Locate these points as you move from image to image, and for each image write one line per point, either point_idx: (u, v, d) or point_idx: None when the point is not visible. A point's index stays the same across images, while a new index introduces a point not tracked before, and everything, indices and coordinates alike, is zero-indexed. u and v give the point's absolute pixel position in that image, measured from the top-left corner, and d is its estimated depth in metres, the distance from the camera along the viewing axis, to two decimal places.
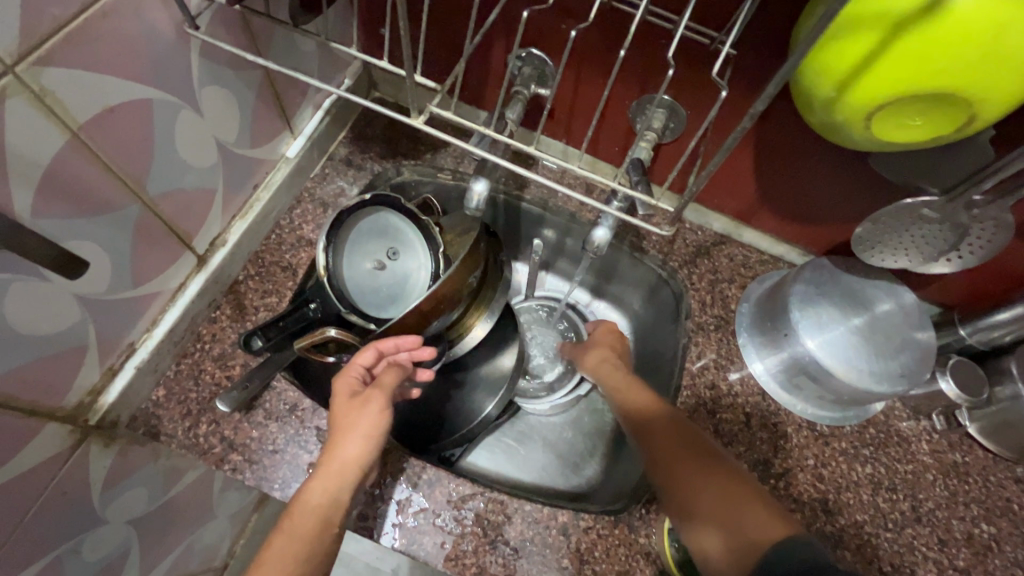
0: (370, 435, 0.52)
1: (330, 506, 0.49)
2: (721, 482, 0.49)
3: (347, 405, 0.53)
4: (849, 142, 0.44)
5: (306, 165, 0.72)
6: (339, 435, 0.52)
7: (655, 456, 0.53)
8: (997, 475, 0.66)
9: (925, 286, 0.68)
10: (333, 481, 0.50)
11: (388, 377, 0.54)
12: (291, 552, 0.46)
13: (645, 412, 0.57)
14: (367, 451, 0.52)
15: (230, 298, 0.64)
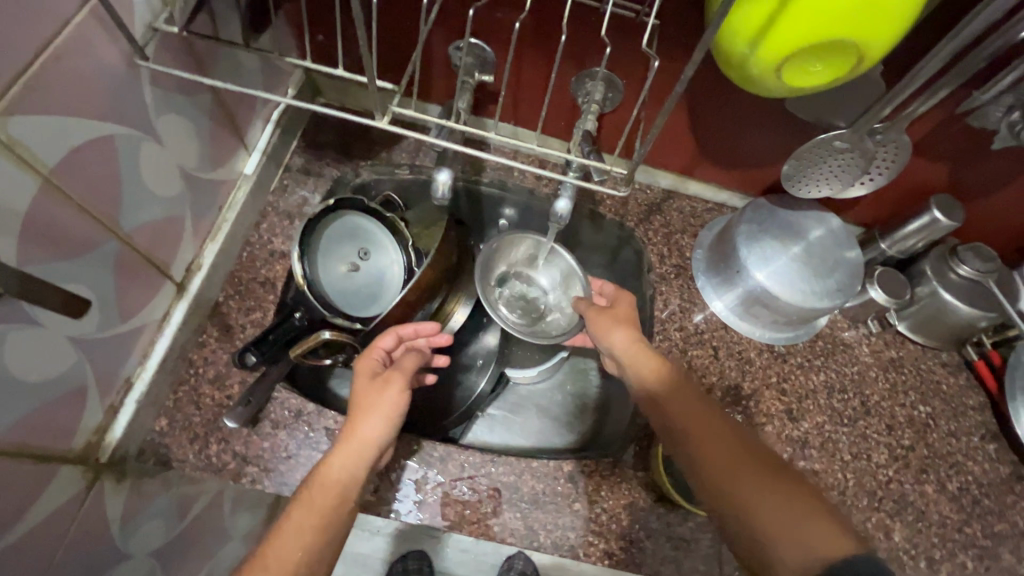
0: (391, 416, 0.55)
1: (351, 480, 0.53)
2: (780, 491, 0.46)
3: (369, 387, 0.57)
4: (765, 92, 0.50)
5: (265, 180, 0.73)
6: (360, 413, 0.55)
7: (704, 468, 0.50)
8: (926, 362, 0.77)
9: (847, 209, 0.77)
10: (355, 455, 0.53)
11: (410, 362, 0.59)
12: (311, 521, 0.49)
13: (686, 413, 0.54)
14: (388, 431, 0.55)
15: (214, 320, 0.66)
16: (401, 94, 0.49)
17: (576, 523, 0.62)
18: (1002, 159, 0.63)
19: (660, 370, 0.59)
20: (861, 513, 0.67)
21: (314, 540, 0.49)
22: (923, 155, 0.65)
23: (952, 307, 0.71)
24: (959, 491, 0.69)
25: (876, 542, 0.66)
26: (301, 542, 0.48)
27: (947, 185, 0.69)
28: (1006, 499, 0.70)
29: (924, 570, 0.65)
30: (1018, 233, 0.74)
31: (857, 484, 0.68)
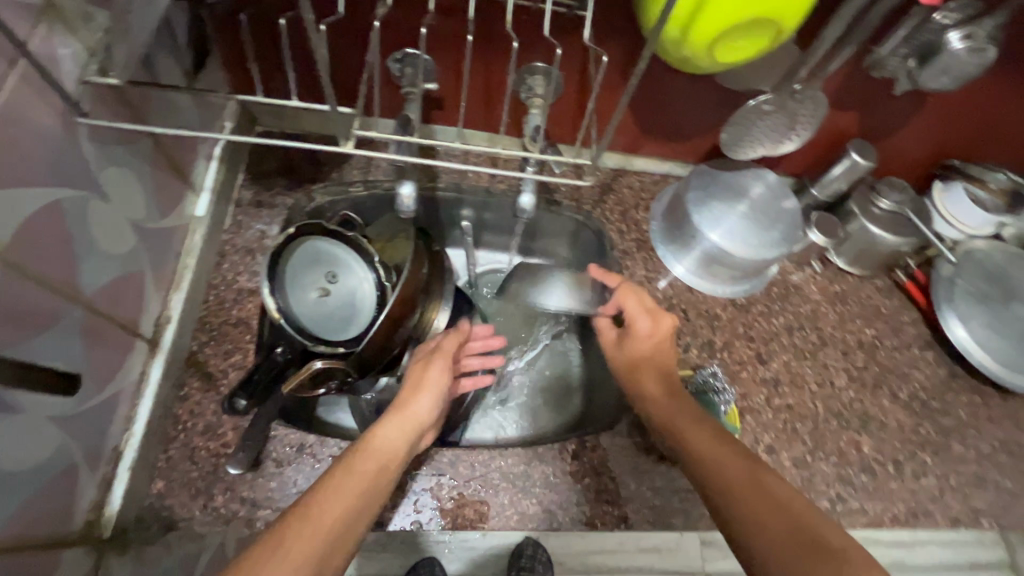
0: (434, 392, 0.61)
1: (395, 448, 0.56)
2: (756, 475, 0.50)
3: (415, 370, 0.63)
4: (699, 69, 0.54)
5: (218, 219, 0.71)
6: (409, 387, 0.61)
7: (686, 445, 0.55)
8: (865, 290, 0.85)
9: (778, 164, 0.84)
10: (400, 427, 0.57)
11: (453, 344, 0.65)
12: (354, 487, 0.50)
13: (660, 393, 0.63)
14: (429, 409, 0.61)
15: (192, 371, 0.64)
16: (361, 116, 0.50)
17: (588, 496, 0.66)
18: (901, 100, 0.71)
19: (645, 366, 0.67)
20: (833, 434, 0.74)
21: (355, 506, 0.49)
22: (835, 105, 0.72)
23: (882, 239, 0.79)
24: (909, 398, 0.78)
25: (849, 457, 0.73)
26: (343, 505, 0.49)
27: (859, 129, 0.77)
28: (949, 396, 0.79)
29: (893, 472, 0.73)
30: (922, 164, 0.83)
31: (826, 409, 0.76)
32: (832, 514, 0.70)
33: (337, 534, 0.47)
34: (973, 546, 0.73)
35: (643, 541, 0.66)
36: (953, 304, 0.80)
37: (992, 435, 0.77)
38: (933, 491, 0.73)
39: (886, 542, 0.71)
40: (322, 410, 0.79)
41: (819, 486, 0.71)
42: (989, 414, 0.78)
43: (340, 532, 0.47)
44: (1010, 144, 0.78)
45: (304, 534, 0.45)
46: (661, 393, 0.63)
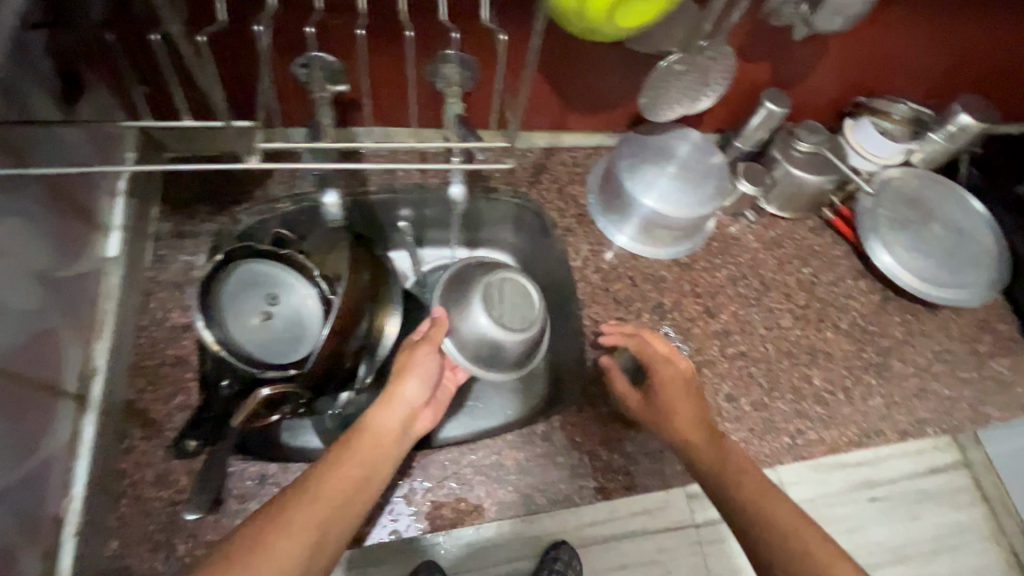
0: (422, 377, 0.64)
1: (392, 428, 0.59)
2: (793, 516, 0.53)
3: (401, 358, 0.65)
4: (604, 37, 0.54)
5: (136, 256, 0.67)
6: (398, 376, 0.63)
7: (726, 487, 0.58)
8: (798, 231, 0.89)
9: (701, 121, 0.85)
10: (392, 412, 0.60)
11: (436, 332, 0.67)
12: (352, 466, 0.53)
13: (703, 436, 0.63)
14: (420, 394, 0.64)
15: (133, 420, 0.60)
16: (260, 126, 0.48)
17: (564, 474, 0.66)
18: (807, 44, 0.74)
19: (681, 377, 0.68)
20: (786, 372, 0.78)
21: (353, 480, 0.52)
22: (747, 57, 0.74)
23: (807, 180, 0.82)
24: (850, 327, 0.83)
25: (803, 391, 0.77)
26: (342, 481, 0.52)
27: (772, 77, 0.79)
28: (884, 319, 0.84)
29: (844, 399, 0.77)
30: (834, 104, 0.86)
31: (777, 349, 0.79)
32: (796, 448, 0.73)
33: (337, 508, 0.50)
34: (929, 454, 0.87)
35: (634, 506, 0.72)
36: (878, 232, 0.84)
37: (926, 348, 0.83)
38: (881, 410, 0.78)
39: (852, 465, 0.83)
40: (288, 435, 0.78)
41: (779, 423, 0.74)
42: (922, 329, 0.84)
43: (340, 506, 0.50)
44: (912, 74, 0.82)
45: (309, 502, 0.48)
46: (684, 422, 0.64)
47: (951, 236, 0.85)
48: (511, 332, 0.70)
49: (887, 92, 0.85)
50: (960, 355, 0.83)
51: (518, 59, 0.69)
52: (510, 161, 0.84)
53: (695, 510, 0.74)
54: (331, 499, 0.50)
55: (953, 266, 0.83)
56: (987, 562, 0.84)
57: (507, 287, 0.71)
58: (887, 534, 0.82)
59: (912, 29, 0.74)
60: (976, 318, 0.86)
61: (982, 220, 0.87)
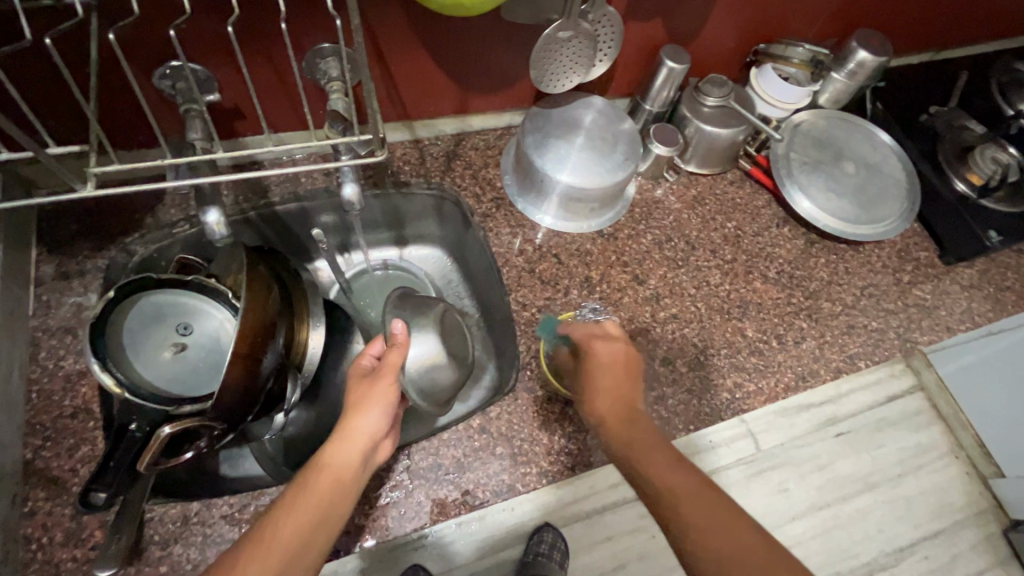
0: (386, 407, 0.55)
1: (354, 464, 0.52)
2: (736, 527, 0.48)
3: (361, 384, 0.56)
4: (475, 12, 0.52)
5: (15, 306, 0.62)
6: (356, 408, 0.55)
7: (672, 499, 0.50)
8: (719, 187, 0.89)
9: (607, 88, 0.84)
10: (352, 446, 0.52)
11: (394, 356, 0.58)
12: (304, 515, 0.48)
13: (619, 423, 0.56)
14: (386, 423, 0.55)
15: (34, 481, 0.57)
16: (98, 151, 0.45)
17: (503, 464, 0.65)
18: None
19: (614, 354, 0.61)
20: (719, 328, 0.78)
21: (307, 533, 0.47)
22: (636, 19, 0.73)
23: (718, 135, 0.81)
24: (778, 274, 0.83)
25: (737, 344, 0.77)
26: (294, 537, 0.46)
27: (667, 35, 0.78)
28: (810, 263, 0.85)
29: (777, 346, 0.78)
30: (736, 54, 0.86)
31: (708, 307, 0.79)
32: (734, 401, 0.74)
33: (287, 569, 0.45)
34: (888, 381, 0.82)
35: (611, 478, 0.68)
36: (793, 178, 0.85)
37: (853, 285, 0.84)
38: (814, 351, 0.79)
39: (816, 404, 0.78)
40: (227, 466, 0.72)
41: (716, 379, 0.75)
42: (847, 266, 0.85)
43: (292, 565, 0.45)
44: (806, 15, 0.83)
45: (256, 566, 0.44)
46: (618, 421, 0.56)
47: (863, 172, 0.87)
48: (457, 366, 0.68)
49: (785, 37, 0.86)
50: (884, 286, 0.85)
51: (399, 46, 0.66)
52: (417, 152, 0.81)
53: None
54: (280, 560, 0.45)
55: (868, 201, 0.85)
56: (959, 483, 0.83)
57: (450, 319, 0.70)
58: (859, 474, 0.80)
59: None
60: (897, 248, 0.88)
61: (889, 152, 0.90)
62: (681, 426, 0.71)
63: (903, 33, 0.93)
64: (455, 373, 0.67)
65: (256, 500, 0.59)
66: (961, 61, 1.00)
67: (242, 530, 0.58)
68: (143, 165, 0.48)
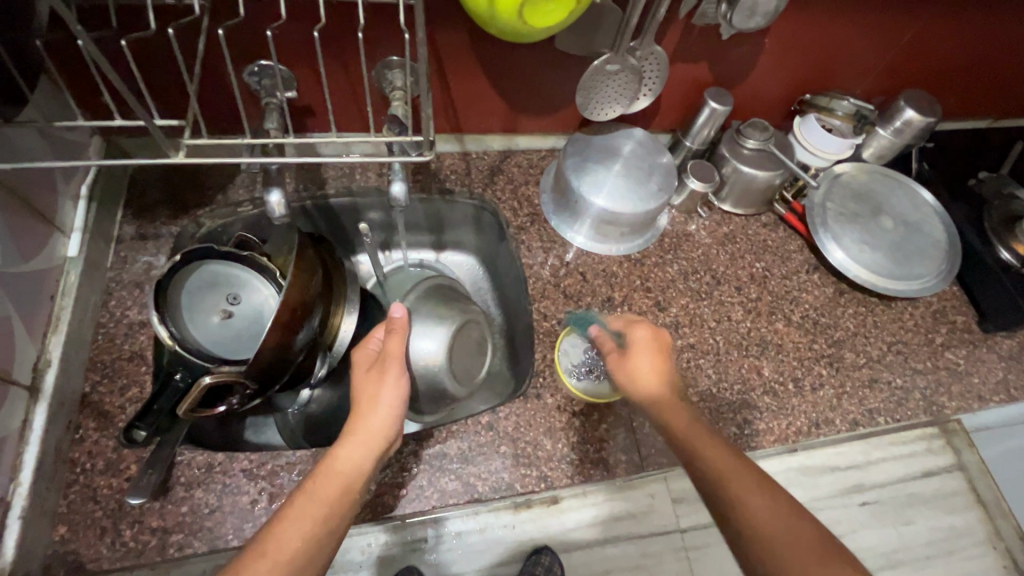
0: (392, 402, 0.58)
1: (354, 464, 0.54)
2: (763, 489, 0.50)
3: (371, 383, 0.59)
4: (528, 39, 0.57)
5: (98, 258, 0.70)
6: (358, 409, 0.57)
7: (720, 477, 0.51)
8: (752, 227, 0.90)
9: (652, 121, 0.88)
10: (350, 448, 0.55)
11: (394, 346, 0.61)
12: (311, 515, 0.49)
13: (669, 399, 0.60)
14: (389, 422, 0.57)
15: (87, 412, 0.63)
16: (191, 126, 0.51)
17: (506, 463, 0.68)
18: (743, 44, 0.76)
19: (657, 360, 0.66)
20: (736, 363, 0.79)
21: (316, 529, 0.48)
22: (683, 59, 0.77)
23: (755, 177, 0.83)
24: (802, 319, 0.83)
25: (752, 382, 0.78)
26: (299, 534, 0.47)
27: (714, 77, 0.81)
28: (837, 311, 0.84)
29: (793, 389, 0.78)
30: (782, 102, 0.89)
31: (727, 341, 0.80)
32: (743, 438, 0.74)
33: (293, 566, 0.45)
34: (924, 457, 0.81)
35: (614, 509, 0.72)
36: (827, 226, 0.85)
37: (880, 340, 0.83)
38: (831, 400, 0.78)
39: (842, 469, 0.78)
40: (251, 432, 0.78)
41: (727, 413, 0.75)
42: (876, 320, 0.84)
43: (299, 563, 0.46)
44: (856, 71, 0.84)
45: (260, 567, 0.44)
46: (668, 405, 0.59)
47: (902, 229, 0.87)
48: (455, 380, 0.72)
49: (833, 90, 0.88)
50: (913, 345, 0.84)
51: (461, 65, 0.72)
52: (465, 163, 0.86)
53: (682, 514, 0.73)
54: (285, 560, 0.45)
55: (903, 257, 0.84)
56: (983, 567, 0.78)
57: (473, 334, 0.75)
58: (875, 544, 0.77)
59: (849, 27, 0.76)
60: (932, 309, 0.87)
61: (931, 212, 0.89)
62: None
63: (955, 97, 0.93)
64: (454, 373, 0.72)
65: (274, 460, 0.64)
66: (1015, 132, 0.99)
67: (257, 486, 0.62)
68: (227, 142, 0.54)
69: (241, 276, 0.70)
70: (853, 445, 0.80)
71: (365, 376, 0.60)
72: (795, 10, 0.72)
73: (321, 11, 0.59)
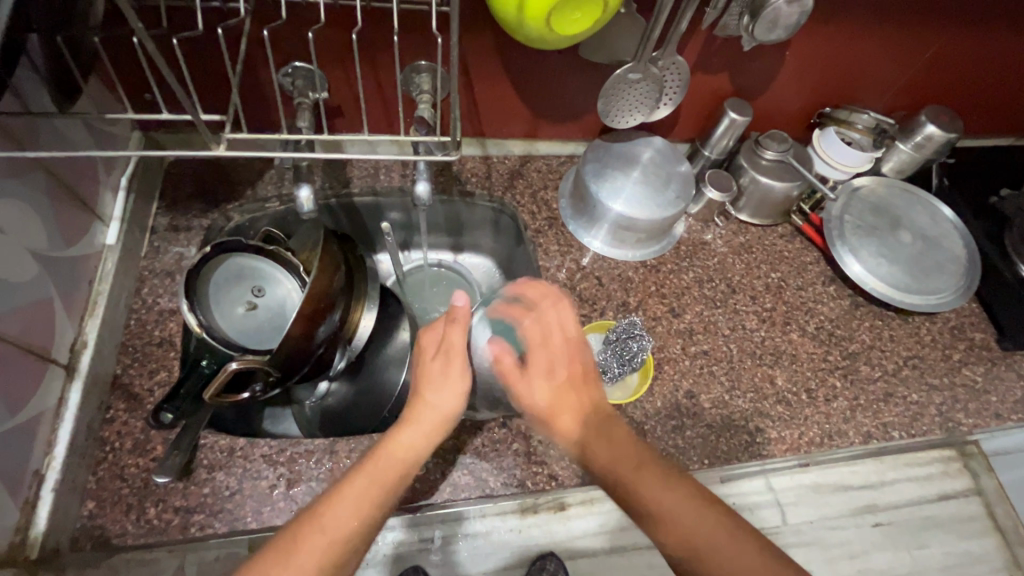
0: (457, 391, 0.60)
1: (414, 449, 0.56)
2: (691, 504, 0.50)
3: (437, 378, 0.61)
4: (555, 46, 0.59)
5: (133, 246, 0.73)
6: (424, 395, 0.60)
7: (626, 481, 0.53)
8: (768, 238, 0.91)
9: (672, 130, 0.89)
10: (413, 433, 0.57)
11: (455, 333, 0.62)
12: (368, 494, 0.51)
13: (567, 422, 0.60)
14: (450, 406, 0.60)
15: (118, 393, 0.66)
16: (232, 121, 0.54)
17: (518, 461, 0.69)
18: (764, 57, 0.77)
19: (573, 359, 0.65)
20: (749, 371, 0.79)
21: (371, 509, 0.50)
22: (704, 70, 0.78)
23: (773, 187, 0.84)
24: (816, 330, 0.83)
25: (765, 391, 0.78)
26: (356, 513, 0.49)
27: (735, 88, 0.83)
28: (852, 324, 0.84)
29: (806, 400, 0.78)
30: (801, 114, 0.89)
31: (740, 350, 0.80)
32: (754, 446, 0.74)
33: (348, 543, 0.48)
34: (939, 478, 0.80)
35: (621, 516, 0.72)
36: (845, 239, 0.85)
37: (896, 354, 0.83)
38: (845, 412, 0.78)
39: (854, 488, 0.78)
40: (269, 423, 0.79)
41: (739, 421, 0.75)
42: (892, 334, 0.84)
43: (356, 539, 0.48)
44: (877, 85, 0.85)
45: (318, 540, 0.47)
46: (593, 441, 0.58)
47: (920, 243, 0.87)
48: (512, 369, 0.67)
49: (853, 103, 0.88)
50: (930, 360, 0.83)
51: (486, 71, 0.75)
52: (485, 167, 0.88)
53: None
54: (341, 536, 0.48)
55: (921, 272, 0.84)
56: None
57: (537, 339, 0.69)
58: (889, 561, 0.76)
59: (872, 42, 0.77)
60: (950, 325, 0.86)
61: (951, 227, 0.89)
62: (696, 460, 0.72)
63: (977, 114, 0.93)
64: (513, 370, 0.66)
65: (294, 447, 0.66)
66: None
67: (276, 471, 0.64)
68: (264, 138, 0.56)
69: (258, 264, 0.72)
70: (865, 464, 0.79)
71: (433, 370, 0.61)
72: (816, 24, 0.73)
73: (356, 16, 0.61)
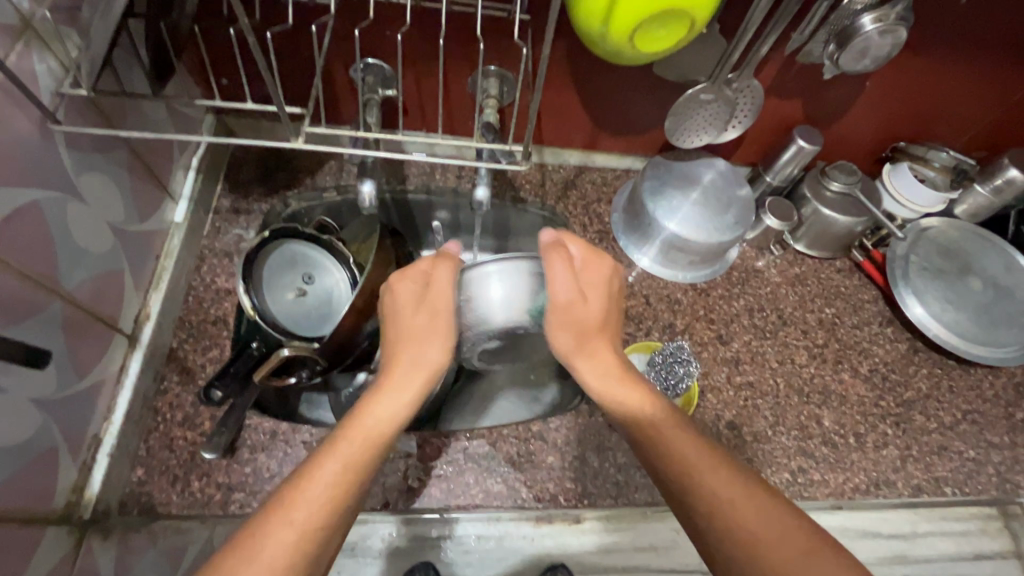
0: (448, 337, 0.52)
1: (395, 415, 0.47)
2: (746, 495, 0.43)
3: (416, 333, 0.51)
4: (633, 62, 0.58)
5: (197, 225, 0.76)
6: (409, 342, 0.51)
7: (686, 474, 0.44)
8: (825, 272, 0.87)
9: (737, 151, 0.87)
10: (392, 399, 0.48)
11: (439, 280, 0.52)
12: (343, 476, 0.42)
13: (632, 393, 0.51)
14: (432, 356, 0.51)
15: (173, 366, 0.69)
16: (312, 114, 0.54)
17: (551, 474, 0.70)
18: (844, 85, 0.74)
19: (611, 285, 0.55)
20: (794, 408, 0.77)
21: (347, 494, 0.42)
22: (779, 94, 0.76)
23: (837, 220, 0.81)
24: (869, 372, 0.80)
25: (810, 430, 0.75)
26: (328, 497, 0.41)
27: (808, 115, 0.80)
28: (909, 369, 0.81)
29: (853, 444, 0.75)
30: (874, 146, 0.86)
31: (786, 385, 0.78)
32: (794, 485, 0.72)
33: (327, 525, 0.40)
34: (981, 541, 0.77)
35: (642, 539, 0.71)
36: (909, 280, 0.81)
37: (954, 406, 0.79)
38: (894, 461, 0.75)
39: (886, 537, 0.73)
40: (306, 407, 0.70)
41: (780, 458, 0.73)
42: (951, 385, 0.80)
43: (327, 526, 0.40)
44: (959, 122, 0.81)
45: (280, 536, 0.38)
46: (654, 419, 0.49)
47: (991, 290, 0.82)
48: None
49: (928, 140, 0.85)
50: (991, 416, 0.79)
51: (554, 81, 0.74)
52: (540, 175, 0.89)
53: None
54: (315, 518, 0.40)
55: (989, 321, 0.80)
56: None
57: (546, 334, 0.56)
58: None
59: (963, 77, 0.73)
60: (1015, 381, 0.81)
61: None
62: None
63: None
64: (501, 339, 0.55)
65: None
66: None
67: None
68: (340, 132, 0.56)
69: (311, 252, 0.69)
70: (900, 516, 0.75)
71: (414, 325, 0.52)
72: (906, 54, 0.70)
73: (436, 17, 0.62)
